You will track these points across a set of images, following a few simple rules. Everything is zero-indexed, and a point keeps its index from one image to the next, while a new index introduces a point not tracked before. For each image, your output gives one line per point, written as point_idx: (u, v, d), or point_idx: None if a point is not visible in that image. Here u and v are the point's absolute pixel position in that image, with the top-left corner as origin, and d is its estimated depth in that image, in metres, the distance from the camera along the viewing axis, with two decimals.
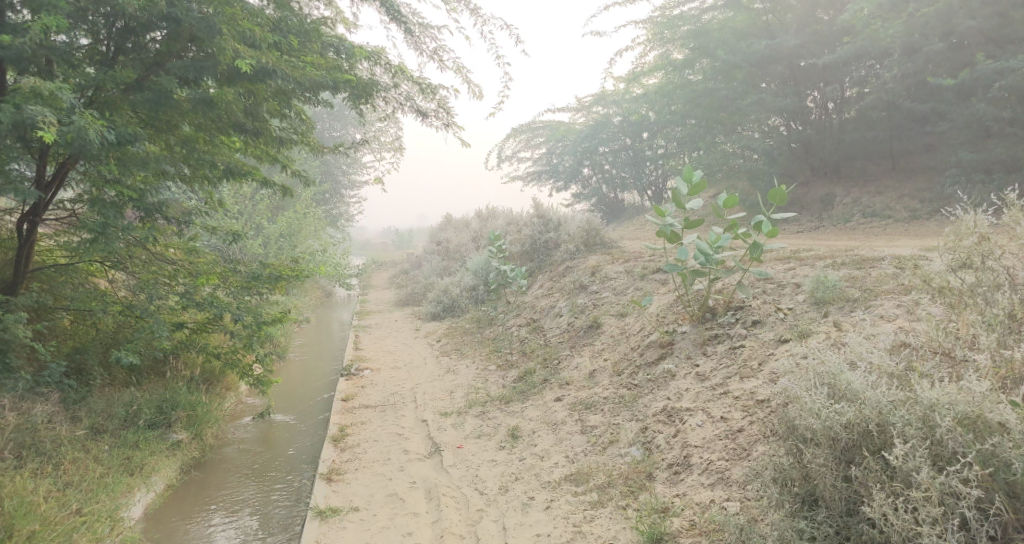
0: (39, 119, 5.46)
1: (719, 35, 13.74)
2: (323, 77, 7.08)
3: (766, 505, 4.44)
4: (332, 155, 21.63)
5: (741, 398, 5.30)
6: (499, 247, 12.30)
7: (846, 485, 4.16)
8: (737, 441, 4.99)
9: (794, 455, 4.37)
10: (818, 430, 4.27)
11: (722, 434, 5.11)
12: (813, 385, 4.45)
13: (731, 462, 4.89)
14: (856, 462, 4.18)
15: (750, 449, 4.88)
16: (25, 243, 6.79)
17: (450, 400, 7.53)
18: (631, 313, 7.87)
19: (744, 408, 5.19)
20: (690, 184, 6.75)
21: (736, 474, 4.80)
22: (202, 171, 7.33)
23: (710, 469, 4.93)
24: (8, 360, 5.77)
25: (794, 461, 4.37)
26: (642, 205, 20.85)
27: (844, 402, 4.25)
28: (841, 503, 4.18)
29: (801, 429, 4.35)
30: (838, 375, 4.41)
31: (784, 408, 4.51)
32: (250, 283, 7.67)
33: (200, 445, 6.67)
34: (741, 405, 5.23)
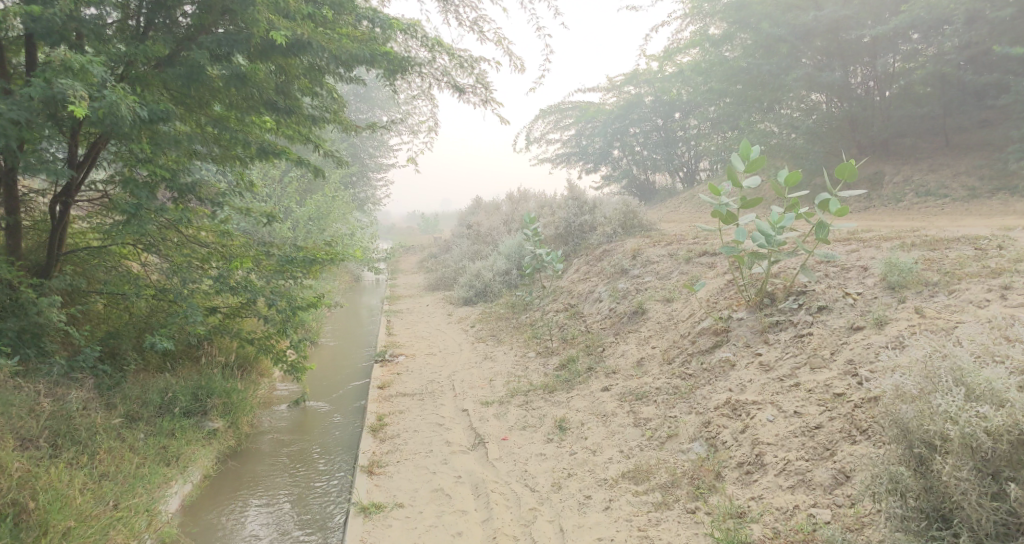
0: (70, 94, 5.21)
1: (762, 9, 13.18)
2: (361, 50, 6.80)
3: (879, 516, 4.11)
4: (359, 137, 21.39)
5: (815, 391, 4.96)
6: (533, 230, 11.87)
7: (995, 505, 3.76)
8: (816, 440, 4.66)
9: (912, 465, 4.02)
10: (953, 437, 3.89)
11: (797, 430, 4.78)
12: (942, 384, 4.05)
13: (812, 462, 4.57)
14: (1008, 476, 3.78)
15: (834, 449, 4.56)
16: (58, 225, 6.64)
17: (490, 388, 7.26)
18: (678, 299, 7.51)
19: (820, 402, 4.86)
20: (747, 162, 6.36)
21: (819, 476, 4.48)
22: (235, 151, 7.11)
23: (788, 470, 4.61)
24: (44, 344, 5.74)
25: (912, 469, 4.02)
26: (674, 187, 20.17)
27: (987, 406, 3.85)
28: (988, 524, 3.78)
29: (926, 433, 3.98)
30: (968, 373, 4.03)
31: (895, 408, 4.14)
32: (284, 267, 7.45)
33: (236, 433, 6.47)
34: (816, 398, 4.90)
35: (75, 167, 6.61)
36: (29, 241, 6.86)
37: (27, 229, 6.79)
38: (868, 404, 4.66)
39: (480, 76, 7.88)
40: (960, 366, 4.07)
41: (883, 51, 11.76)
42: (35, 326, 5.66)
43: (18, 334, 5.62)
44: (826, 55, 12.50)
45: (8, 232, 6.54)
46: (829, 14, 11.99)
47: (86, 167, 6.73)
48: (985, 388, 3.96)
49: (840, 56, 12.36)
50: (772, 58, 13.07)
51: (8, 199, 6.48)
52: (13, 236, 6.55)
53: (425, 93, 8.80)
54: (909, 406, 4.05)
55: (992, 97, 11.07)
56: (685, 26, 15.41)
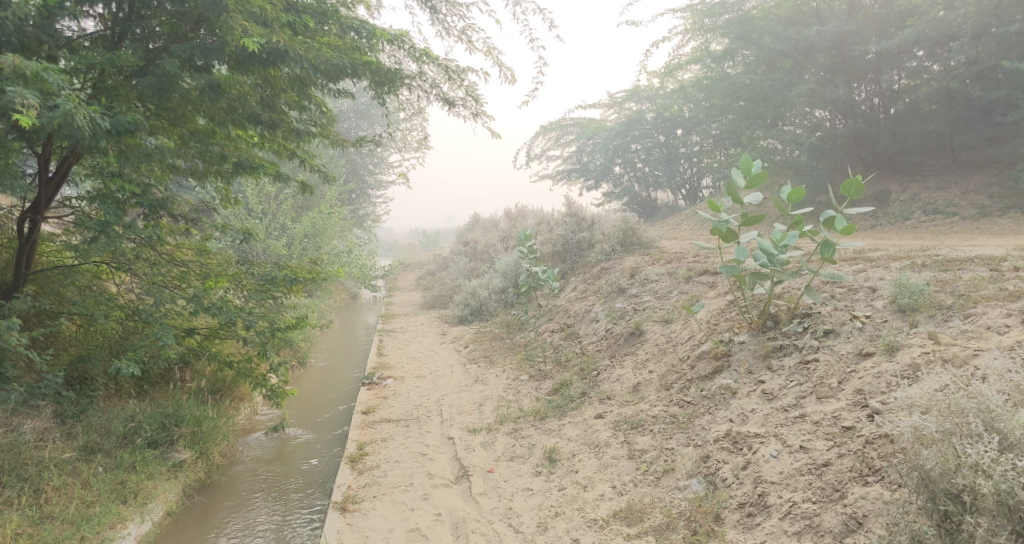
0: (18, 101, 4.97)
1: (764, 24, 12.89)
2: (340, 59, 6.51)
3: None
4: (357, 153, 21.16)
5: (822, 424, 4.62)
6: (531, 248, 11.51)
7: None
8: (824, 480, 4.32)
9: (935, 520, 3.79)
10: (984, 492, 3.66)
11: (803, 468, 4.43)
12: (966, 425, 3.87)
13: (820, 505, 4.22)
14: None
15: (844, 491, 4.21)
16: (25, 243, 6.39)
17: (479, 414, 6.91)
18: (678, 320, 7.17)
19: (827, 436, 4.52)
20: (748, 177, 6.03)
21: (828, 522, 4.13)
22: (214, 166, 6.84)
23: (794, 514, 4.25)
24: (3, 369, 5.51)
25: (936, 526, 3.79)
26: (676, 204, 19.88)
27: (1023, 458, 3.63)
28: None
29: (952, 486, 3.75)
30: (995, 416, 3.84)
31: (916, 455, 3.90)
32: (264, 286, 7.15)
33: (206, 465, 6.25)
34: (823, 432, 4.56)
35: (42, 183, 6.34)
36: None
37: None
38: (881, 440, 4.32)
39: (469, 88, 7.59)
40: (990, 409, 3.87)
41: (886, 66, 11.50)
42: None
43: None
44: (829, 70, 12.22)
45: None
46: (832, 28, 11.71)
47: (56, 183, 6.45)
48: (1016, 432, 3.74)
49: (843, 71, 12.08)
50: (774, 73, 12.80)
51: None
52: None
53: (417, 108, 8.52)
54: (930, 453, 3.83)
55: (1001, 113, 10.78)
56: (685, 41, 15.19)
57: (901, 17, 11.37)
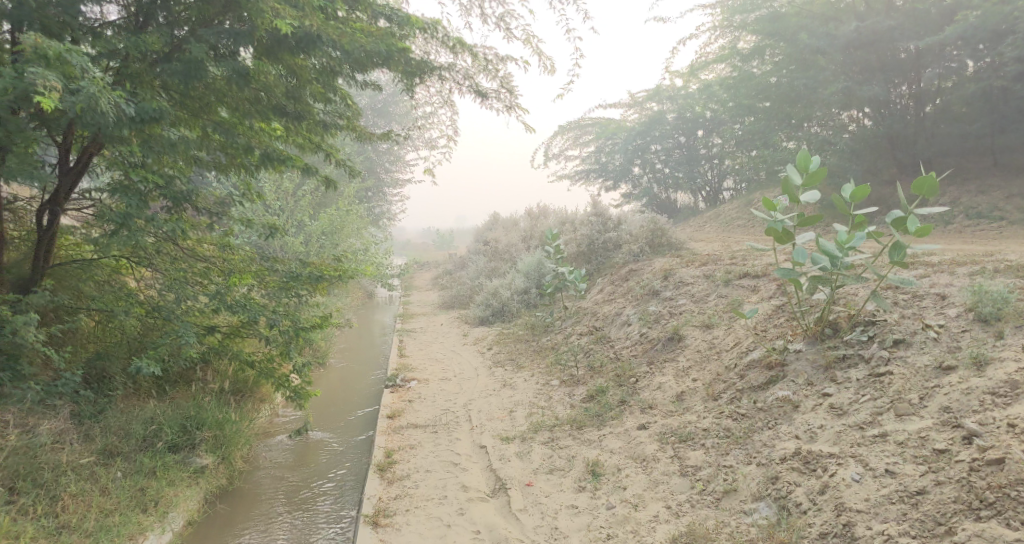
0: (40, 83, 4.67)
1: (798, 21, 12.45)
2: (374, 45, 6.17)
3: None
4: (374, 150, 20.91)
5: (908, 445, 4.29)
6: (556, 247, 11.09)
7: None
8: (921, 511, 3.98)
9: None
10: None
11: (895, 495, 4.10)
12: None
13: (922, 541, 3.88)
14: None
15: (951, 526, 3.87)
16: (44, 237, 6.22)
17: (511, 421, 6.57)
18: (721, 325, 6.81)
19: (919, 461, 4.18)
20: (806, 174, 5.61)
21: None
22: (239, 158, 6.59)
23: None
24: (20, 368, 5.24)
25: None
26: (696, 206, 19.38)
27: None
28: None
29: None
30: None
31: None
32: (287, 283, 6.85)
33: (228, 470, 5.94)
34: (913, 455, 4.22)
35: (63, 173, 6.11)
36: (16, 251, 6.43)
37: (14, 239, 6.39)
38: (987, 466, 3.99)
39: (504, 78, 7.22)
40: None
41: (929, 64, 11.08)
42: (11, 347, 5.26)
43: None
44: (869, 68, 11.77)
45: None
46: (872, 24, 11.27)
47: (76, 172, 6.22)
48: None
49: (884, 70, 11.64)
50: (808, 71, 12.35)
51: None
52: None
53: (445, 101, 8.17)
54: None
55: None
56: (713, 39, 14.75)
57: (945, 14, 10.94)
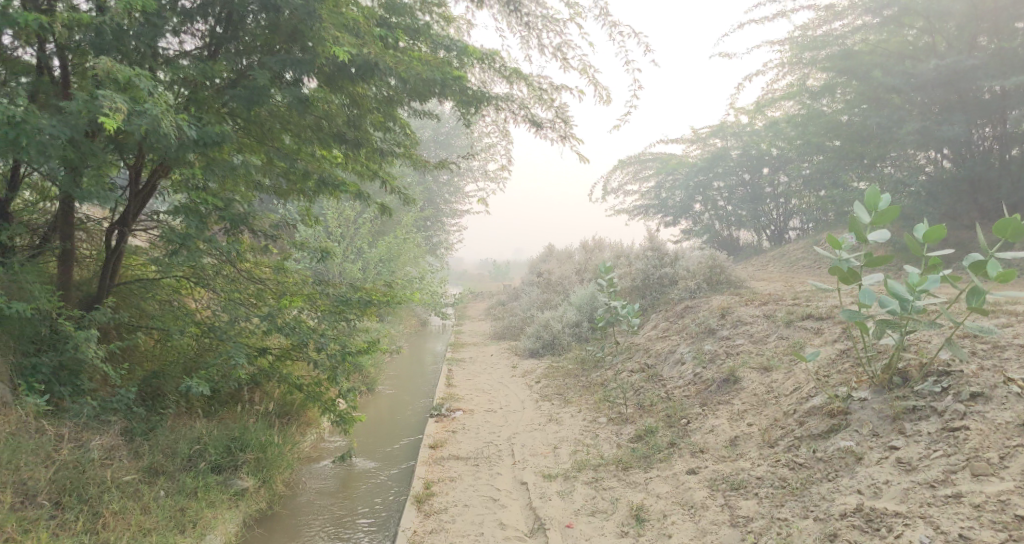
0: (106, 105, 4.75)
1: (871, 58, 12.06)
2: (430, 73, 6.18)
3: None
4: (435, 180, 21.17)
5: (986, 509, 4.00)
6: (610, 281, 10.84)
7: None
8: None
9: None
10: None
11: None
12: None
13: None
14: None
15: None
16: (111, 256, 6.39)
17: (555, 458, 6.39)
18: (780, 368, 6.51)
19: (1000, 527, 3.89)
20: (874, 212, 5.34)
21: None
22: (298, 184, 6.68)
23: None
24: (80, 382, 5.64)
25: None
26: (759, 245, 18.71)
27: None
28: None
29: None
30: None
31: None
32: (338, 307, 6.87)
33: (268, 494, 5.93)
34: (994, 521, 3.93)
35: (132, 195, 6.34)
36: (86, 271, 6.70)
37: (84, 257, 6.64)
38: None
39: (559, 109, 7.15)
40: None
41: (1011, 103, 10.58)
42: (72, 362, 5.61)
43: (53, 369, 5.56)
44: (945, 106, 11.31)
45: (61, 259, 6.21)
46: (950, 61, 10.85)
47: (143, 195, 6.44)
48: None
49: (961, 108, 11.17)
50: (881, 110, 11.92)
51: (64, 224, 6.20)
52: (66, 265, 6.23)
53: (501, 132, 8.15)
54: None
55: None
56: (780, 75, 14.45)
57: None
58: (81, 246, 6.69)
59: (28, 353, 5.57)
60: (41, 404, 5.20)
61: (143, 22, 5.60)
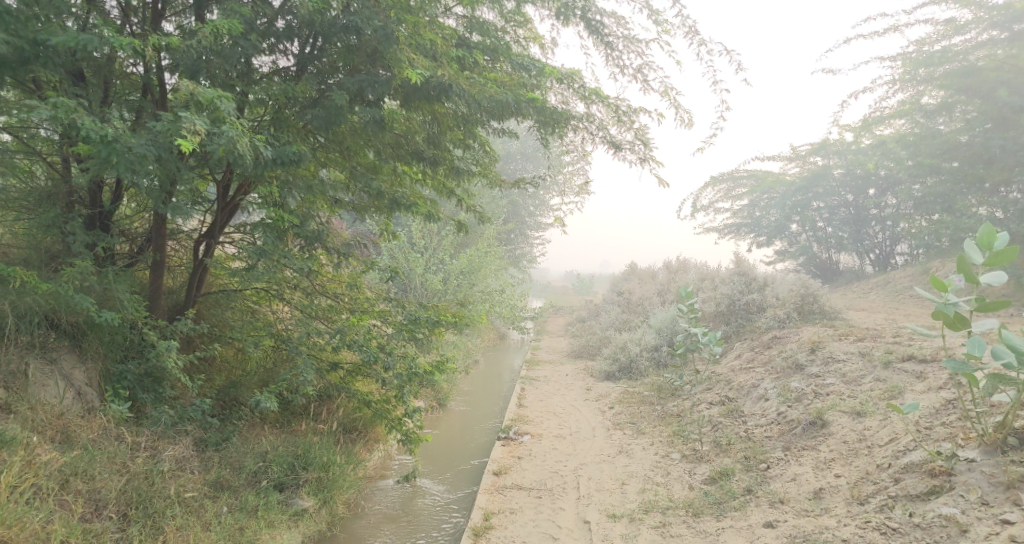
0: (186, 127, 4.74)
1: (996, 75, 11.13)
2: (504, 94, 6.05)
3: None
4: (521, 193, 21.08)
5: None
6: (691, 306, 10.36)
7: None
8: None
9: None
10: None
11: None
12: None
13: None
14: None
15: None
16: (198, 267, 6.50)
17: (622, 494, 6.10)
18: (874, 415, 6.02)
19: None
20: (988, 251, 4.82)
21: None
22: (376, 201, 6.65)
23: None
24: (161, 390, 5.70)
25: None
26: (862, 269, 17.97)
27: None
28: None
29: None
30: None
31: None
32: (407, 326, 6.74)
33: (329, 513, 5.91)
34: None
35: (219, 208, 6.43)
36: (175, 278, 6.84)
37: (173, 266, 6.78)
38: None
39: (639, 130, 6.89)
40: None
41: None
42: (156, 370, 5.68)
43: (138, 377, 5.67)
44: None
45: (153, 268, 6.26)
46: None
47: (230, 208, 6.52)
48: None
49: None
50: (1007, 131, 11.13)
51: (156, 235, 6.30)
52: (157, 273, 6.27)
53: (581, 152, 7.93)
54: None
55: None
56: (891, 93, 13.59)
57: None
58: (172, 254, 6.84)
59: (120, 360, 5.71)
60: (126, 411, 5.34)
61: (234, 43, 5.61)
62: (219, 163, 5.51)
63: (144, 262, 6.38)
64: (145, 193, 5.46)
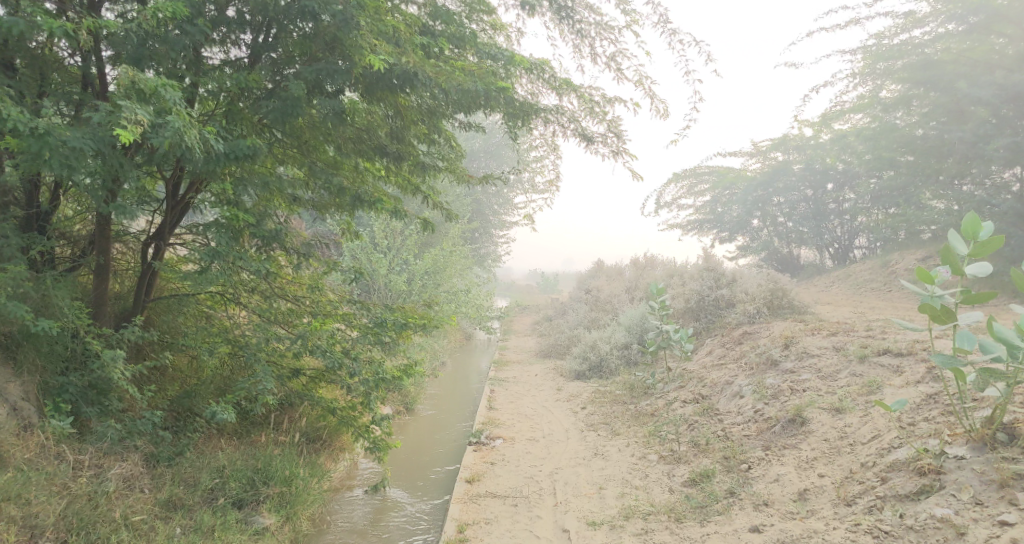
0: (126, 118, 4.37)
1: (954, 67, 11.13)
2: (472, 83, 5.77)
3: None
4: (485, 191, 20.81)
5: None
6: (661, 303, 10.16)
7: None
8: None
9: None
10: None
11: None
12: None
13: None
14: None
15: None
16: (146, 271, 6.09)
17: (600, 500, 5.88)
18: (854, 411, 5.88)
19: None
20: (975, 242, 4.69)
21: None
22: (337, 199, 6.31)
23: None
24: (106, 403, 5.28)
25: None
26: (822, 263, 17.99)
27: None
28: None
29: None
30: None
31: None
32: (372, 329, 6.43)
33: (293, 531, 5.58)
34: None
35: (169, 208, 6.05)
36: (123, 283, 6.41)
37: (119, 270, 6.35)
38: None
39: (612, 122, 6.65)
40: None
41: None
42: (101, 381, 5.26)
43: (82, 390, 5.24)
44: None
45: (96, 273, 5.84)
46: None
47: (180, 207, 6.13)
48: None
49: None
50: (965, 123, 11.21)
51: (100, 238, 5.87)
52: (101, 278, 5.85)
53: (550, 145, 7.69)
54: None
55: None
56: (851, 87, 13.64)
57: None
58: (119, 258, 6.41)
59: (60, 372, 5.28)
60: (66, 427, 4.93)
61: (180, 30, 5.23)
62: (167, 159, 5.14)
63: (87, 266, 5.95)
64: (86, 191, 5.07)
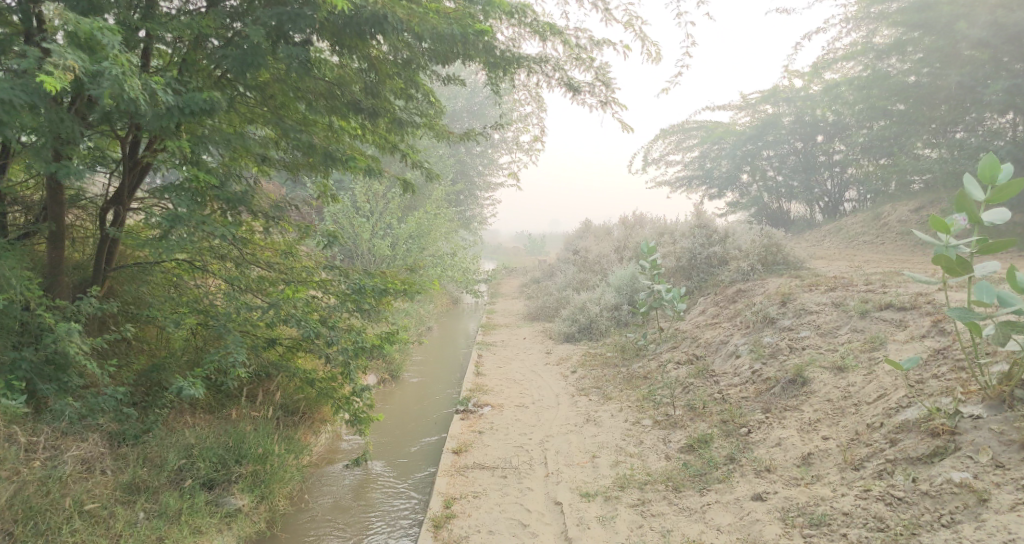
0: (59, 68, 3.92)
1: (951, 7, 10.64)
2: (448, 27, 5.33)
3: None
4: (469, 152, 20.28)
5: None
6: (652, 262, 9.74)
7: None
8: None
9: None
10: None
11: None
12: None
13: None
14: None
15: None
16: (105, 238, 5.67)
17: (594, 468, 5.61)
18: (857, 370, 5.60)
19: None
20: (992, 186, 4.37)
21: None
22: (308, 157, 5.89)
23: None
24: (66, 380, 4.90)
25: None
26: (812, 218, 17.45)
27: None
28: None
29: None
30: None
31: None
32: (350, 296, 6.04)
33: (269, 511, 5.29)
34: None
35: (127, 170, 5.61)
36: (82, 252, 5.98)
37: (78, 238, 5.92)
38: None
39: (600, 69, 6.24)
40: None
41: None
42: (59, 356, 4.86)
43: (37, 365, 4.82)
44: None
45: (50, 242, 5.41)
46: None
47: (139, 169, 5.69)
48: None
49: None
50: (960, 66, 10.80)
51: (53, 204, 5.43)
52: (56, 247, 5.43)
53: (534, 97, 7.25)
54: None
55: None
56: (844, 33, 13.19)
57: None
58: (77, 225, 5.98)
59: (12, 347, 4.87)
60: (20, 408, 4.49)
61: None
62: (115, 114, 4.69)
63: (41, 234, 5.52)
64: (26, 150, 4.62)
